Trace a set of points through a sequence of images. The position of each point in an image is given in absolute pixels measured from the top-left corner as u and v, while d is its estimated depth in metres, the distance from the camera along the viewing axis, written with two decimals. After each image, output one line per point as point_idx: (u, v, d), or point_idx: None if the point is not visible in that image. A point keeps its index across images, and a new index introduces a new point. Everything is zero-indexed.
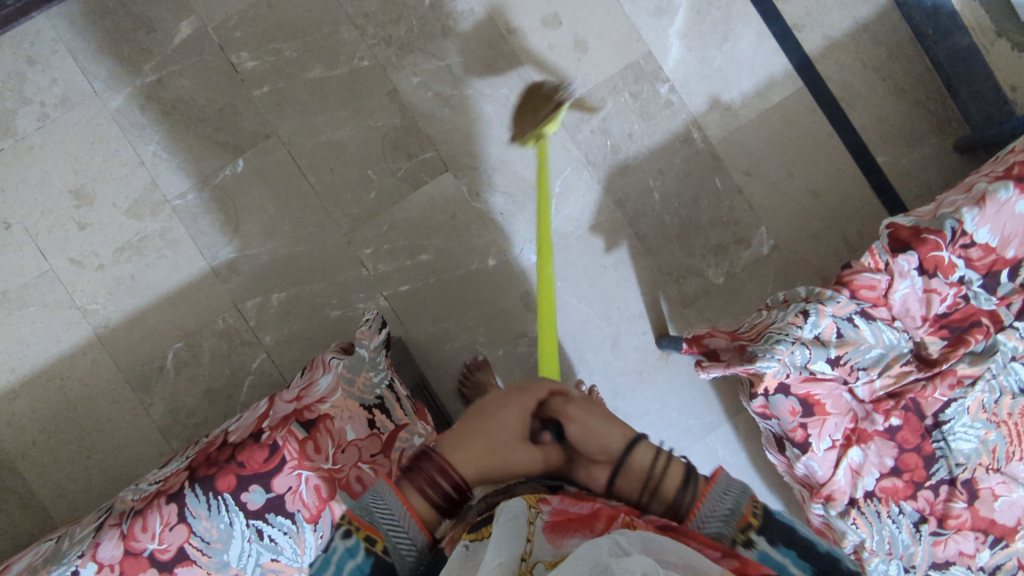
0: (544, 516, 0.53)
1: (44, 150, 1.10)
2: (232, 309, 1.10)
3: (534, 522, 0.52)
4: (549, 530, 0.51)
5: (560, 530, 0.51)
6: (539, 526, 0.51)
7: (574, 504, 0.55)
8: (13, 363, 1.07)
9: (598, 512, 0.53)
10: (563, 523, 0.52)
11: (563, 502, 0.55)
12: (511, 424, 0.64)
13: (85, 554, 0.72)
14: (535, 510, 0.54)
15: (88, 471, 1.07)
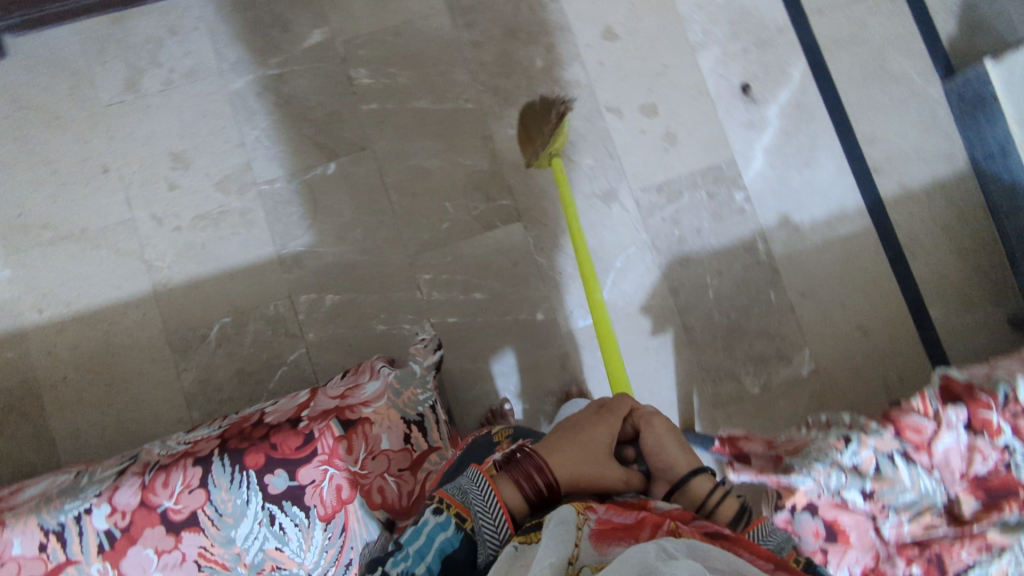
0: (591, 523, 0.59)
1: (159, 111, 1.17)
2: (285, 298, 1.13)
3: (582, 528, 0.59)
4: (596, 537, 0.58)
5: (606, 538, 0.58)
6: (586, 534, 0.58)
7: (617, 513, 0.62)
8: (70, 297, 1.11)
9: (643, 522, 0.60)
10: (608, 531, 0.59)
11: (608, 513, 0.62)
12: (590, 425, 0.73)
13: (101, 496, 0.73)
14: (583, 516, 0.60)
15: (107, 420, 1.08)
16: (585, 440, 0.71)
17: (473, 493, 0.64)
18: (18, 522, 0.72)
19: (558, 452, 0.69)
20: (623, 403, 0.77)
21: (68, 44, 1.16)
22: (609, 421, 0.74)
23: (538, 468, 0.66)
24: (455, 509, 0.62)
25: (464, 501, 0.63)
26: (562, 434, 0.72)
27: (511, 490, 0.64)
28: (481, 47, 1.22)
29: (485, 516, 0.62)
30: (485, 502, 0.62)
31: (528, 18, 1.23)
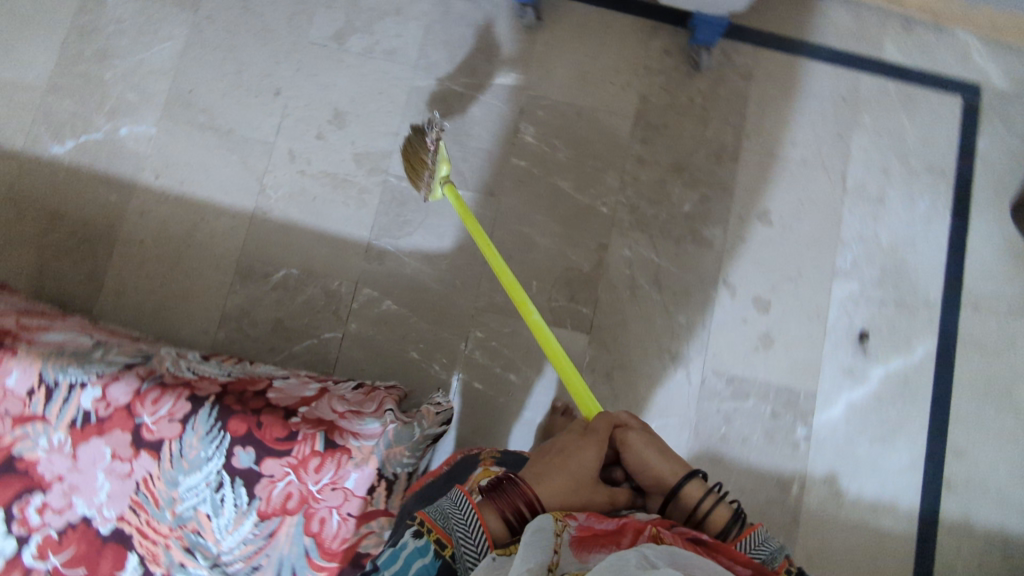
0: (570, 530, 0.60)
1: (347, 69, 1.24)
2: (351, 283, 1.16)
3: (561, 535, 0.59)
4: (575, 545, 0.58)
5: (586, 544, 0.58)
6: (566, 540, 0.58)
7: (600, 520, 0.62)
8: (186, 180, 1.18)
9: (624, 527, 0.61)
10: (590, 538, 0.59)
11: (588, 519, 0.62)
12: (576, 446, 0.74)
13: (100, 378, 0.76)
14: (563, 522, 0.61)
15: (151, 297, 1.14)
16: (571, 463, 0.71)
17: (456, 518, 0.63)
18: (25, 357, 0.76)
19: (544, 479, 0.69)
20: (607, 420, 0.78)
21: None
22: (596, 441, 0.75)
23: (523, 490, 0.64)
24: (436, 535, 0.62)
25: (446, 526, 0.62)
26: (549, 459, 0.72)
27: (493, 516, 0.62)
28: (644, 164, 1.22)
29: (465, 537, 0.61)
30: (466, 529, 0.61)
31: (700, 163, 1.22)
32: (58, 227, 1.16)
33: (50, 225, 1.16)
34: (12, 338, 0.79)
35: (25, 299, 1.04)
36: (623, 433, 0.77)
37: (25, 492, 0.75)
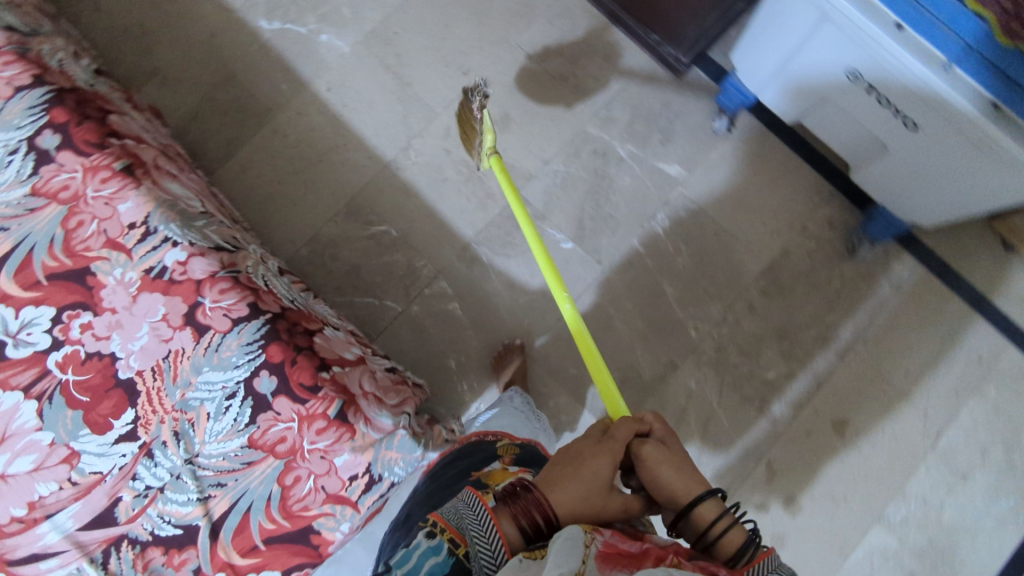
0: (597, 544, 0.47)
1: (535, 84, 1.26)
2: (433, 271, 1.17)
3: (589, 547, 0.47)
4: (602, 560, 0.45)
5: (609, 562, 0.45)
6: (593, 553, 0.46)
7: (625, 540, 0.49)
8: (350, 105, 1.23)
9: (648, 552, 0.47)
10: (614, 556, 0.46)
11: (614, 537, 0.49)
12: (588, 449, 0.60)
13: (190, 246, 0.81)
14: (590, 535, 0.48)
15: (265, 188, 1.19)
16: (586, 470, 0.57)
17: (469, 516, 0.52)
18: (143, 195, 0.83)
19: (551, 484, 0.56)
20: (625, 425, 0.62)
21: None
22: (611, 445, 0.60)
23: (537, 496, 0.54)
24: (450, 534, 0.51)
25: (460, 525, 0.51)
26: (556, 467, 0.59)
27: (507, 522, 0.52)
28: (751, 313, 1.18)
29: (480, 539, 0.50)
30: (479, 530, 0.50)
31: (805, 341, 1.16)
32: (226, 90, 1.23)
33: (221, 85, 1.23)
34: (143, 171, 0.86)
35: (167, 136, 1.10)
36: (637, 442, 0.61)
37: (81, 307, 0.79)
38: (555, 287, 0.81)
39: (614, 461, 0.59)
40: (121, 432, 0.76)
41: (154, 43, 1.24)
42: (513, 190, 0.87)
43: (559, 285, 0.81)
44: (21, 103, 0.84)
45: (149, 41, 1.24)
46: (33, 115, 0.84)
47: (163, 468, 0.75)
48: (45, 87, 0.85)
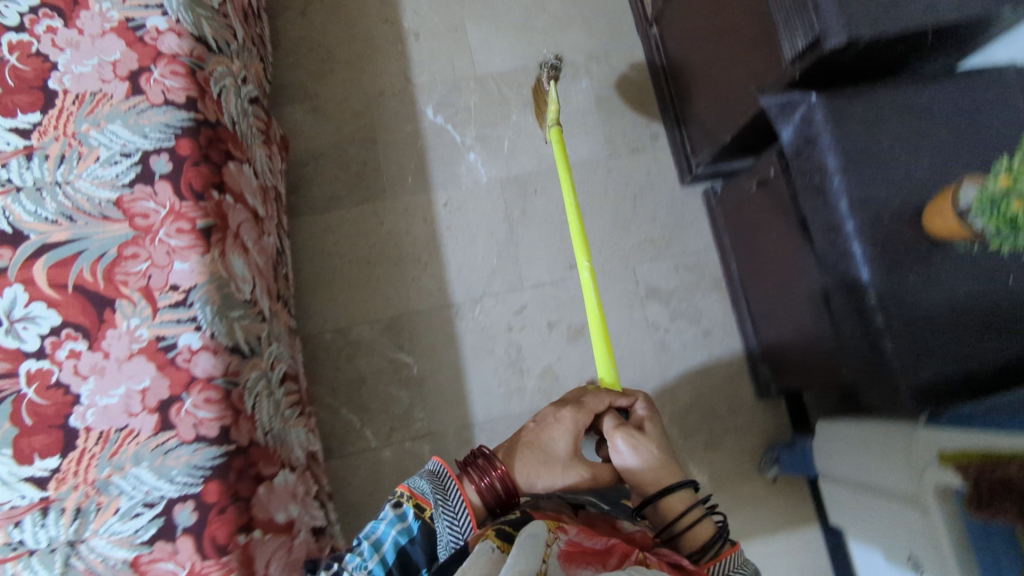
0: (561, 542, 0.58)
1: (626, 317, 1.20)
2: (424, 430, 1.11)
3: (551, 547, 0.57)
4: (563, 559, 0.56)
5: (575, 559, 0.57)
6: (557, 551, 0.56)
7: (590, 538, 0.60)
8: (452, 231, 1.19)
9: (614, 548, 0.59)
10: (579, 553, 0.57)
11: (580, 534, 0.61)
12: (557, 422, 0.83)
13: (209, 337, 0.79)
14: (556, 534, 0.59)
15: (334, 259, 1.17)
16: (546, 444, 0.81)
17: (429, 487, 0.71)
18: (203, 264, 0.80)
19: (519, 459, 0.79)
20: (596, 399, 0.86)
21: (695, 239, 1.23)
22: (576, 426, 0.82)
23: (490, 472, 0.73)
24: (416, 501, 0.70)
25: (425, 492, 0.71)
26: (526, 444, 0.81)
27: (473, 491, 0.73)
28: None
29: (449, 507, 0.69)
30: (439, 499, 0.70)
31: None
32: (358, 149, 1.21)
33: (357, 142, 1.21)
34: (220, 237, 0.83)
35: (279, 174, 1.08)
36: (609, 424, 0.83)
37: (82, 332, 0.78)
38: (579, 247, 0.96)
39: (575, 441, 0.82)
40: (35, 473, 0.74)
41: (327, 72, 1.24)
42: (560, 152, 1.01)
43: (583, 245, 0.96)
44: (161, 116, 0.83)
45: (324, 67, 1.24)
46: (163, 134, 0.83)
47: (45, 533, 0.72)
48: (190, 113, 0.84)
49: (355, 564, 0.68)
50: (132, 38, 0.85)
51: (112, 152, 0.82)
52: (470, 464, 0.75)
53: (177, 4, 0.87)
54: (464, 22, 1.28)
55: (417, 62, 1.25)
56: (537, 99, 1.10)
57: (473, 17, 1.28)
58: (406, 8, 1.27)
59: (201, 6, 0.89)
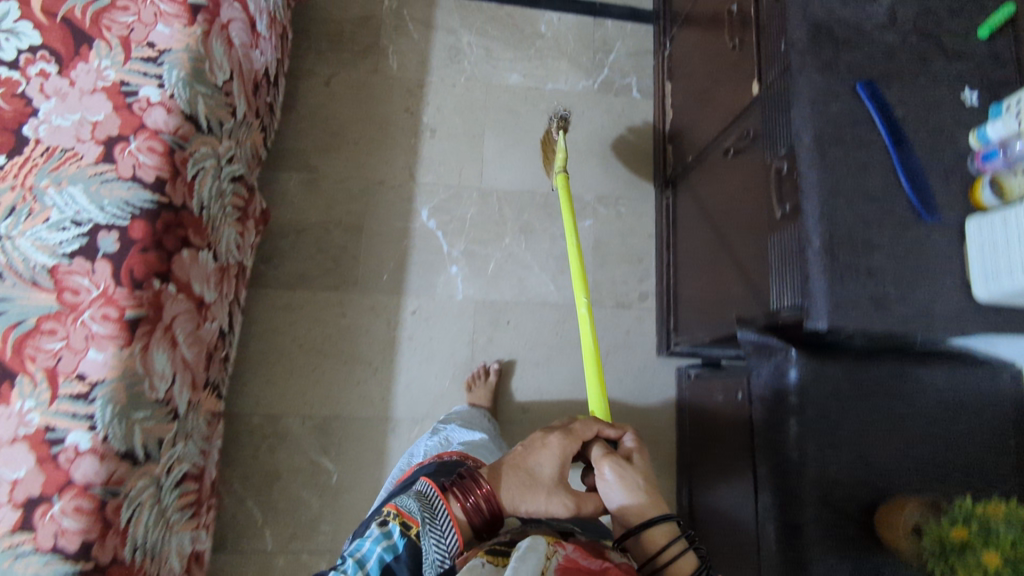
0: (557, 558, 0.52)
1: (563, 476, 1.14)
2: (325, 545, 1.06)
3: (550, 558, 0.52)
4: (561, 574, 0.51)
5: None
6: (552, 566, 0.51)
7: (586, 556, 0.54)
8: (412, 342, 1.15)
9: (607, 572, 0.52)
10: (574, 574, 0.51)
11: (574, 554, 0.54)
12: (540, 444, 0.65)
13: (101, 441, 0.73)
14: (552, 548, 0.53)
15: (284, 340, 1.12)
16: (528, 464, 0.63)
17: (417, 503, 0.58)
18: (119, 359, 0.75)
19: (494, 475, 0.62)
20: (582, 422, 0.68)
21: (656, 411, 1.18)
22: (562, 447, 0.64)
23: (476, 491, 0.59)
24: (401, 517, 0.58)
25: (412, 510, 0.58)
26: (506, 462, 0.64)
27: (460, 507, 0.59)
28: None
29: (434, 531, 0.56)
30: (428, 517, 0.57)
31: None
32: (341, 233, 1.18)
33: (343, 226, 1.18)
34: (148, 330, 0.78)
35: (249, 249, 1.04)
36: (595, 451, 0.64)
37: None
38: (578, 285, 0.97)
39: (557, 465, 0.63)
40: None
41: (334, 148, 1.21)
42: (566, 199, 1.02)
43: (580, 282, 0.97)
44: (124, 191, 0.79)
45: (333, 141, 1.21)
46: (120, 211, 0.79)
47: None
48: (155, 194, 0.81)
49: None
50: (120, 102, 0.82)
51: (63, 217, 0.78)
52: (468, 477, 0.61)
53: (176, 78, 0.84)
54: (484, 131, 1.26)
55: (426, 160, 1.23)
56: (546, 139, 1.10)
57: (494, 128, 1.26)
58: (430, 103, 1.25)
59: (201, 83, 0.87)
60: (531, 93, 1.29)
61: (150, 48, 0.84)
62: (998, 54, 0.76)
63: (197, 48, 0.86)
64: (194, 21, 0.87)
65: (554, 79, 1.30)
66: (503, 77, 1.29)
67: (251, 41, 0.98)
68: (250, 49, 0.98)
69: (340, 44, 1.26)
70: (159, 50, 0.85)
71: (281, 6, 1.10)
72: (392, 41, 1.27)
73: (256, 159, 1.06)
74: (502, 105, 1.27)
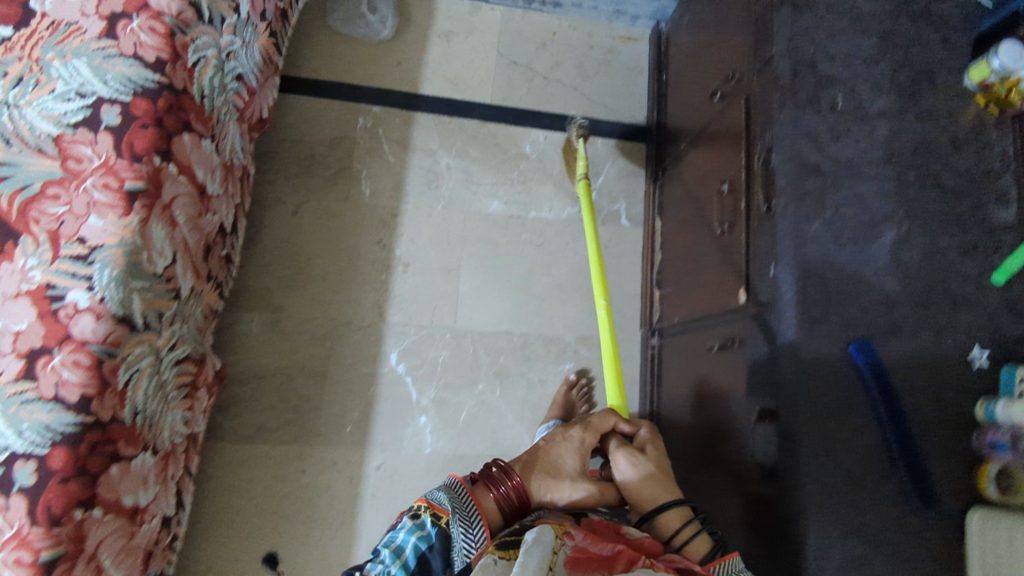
0: (567, 548, 0.55)
1: None
2: None
3: (557, 553, 0.53)
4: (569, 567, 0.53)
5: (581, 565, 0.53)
6: (562, 559, 0.53)
7: (596, 543, 0.56)
8: (375, 501, 1.09)
9: (619, 555, 0.55)
10: (585, 560, 0.53)
11: (585, 539, 0.56)
12: (564, 443, 0.73)
13: None
14: (560, 539, 0.55)
15: (239, 498, 1.06)
16: (552, 458, 0.72)
17: (446, 496, 0.60)
18: None
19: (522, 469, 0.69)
20: (601, 417, 0.77)
21: None
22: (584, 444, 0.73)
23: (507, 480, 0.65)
24: (431, 509, 0.58)
25: (441, 501, 0.60)
26: (533, 453, 0.72)
27: (488, 502, 0.63)
28: None
29: (465, 525, 0.58)
30: (457, 508, 0.59)
31: None
32: (303, 379, 1.12)
33: (305, 371, 1.13)
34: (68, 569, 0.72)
35: (202, 415, 0.99)
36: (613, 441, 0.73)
37: None
38: (596, 286, 1.01)
39: (580, 458, 0.73)
40: None
41: (299, 285, 1.15)
42: (587, 208, 1.06)
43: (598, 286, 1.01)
44: (43, 414, 0.73)
45: (298, 277, 1.15)
46: (39, 437, 0.72)
47: None
48: (79, 414, 0.74)
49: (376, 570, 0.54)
50: (45, 308, 0.75)
51: None
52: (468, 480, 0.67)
53: (108, 278, 0.77)
54: (461, 264, 1.18)
55: (397, 297, 1.16)
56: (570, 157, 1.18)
57: (471, 261, 1.18)
58: (403, 234, 1.18)
59: (138, 277, 0.80)
60: (512, 221, 1.20)
61: (80, 244, 0.77)
62: (1015, 303, 0.67)
63: (133, 240, 0.79)
64: (131, 210, 0.79)
65: (536, 205, 1.21)
66: (483, 203, 1.20)
67: (200, 208, 0.91)
68: (201, 215, 0.91)
69: (310, 168, 1.18)
70: (90, 246, 0.77)
71: (241, 149, 1.02)
72: (365, 164, 1.19)
73: (210, 319, 1.00)
74: (480, 235, 1.19)
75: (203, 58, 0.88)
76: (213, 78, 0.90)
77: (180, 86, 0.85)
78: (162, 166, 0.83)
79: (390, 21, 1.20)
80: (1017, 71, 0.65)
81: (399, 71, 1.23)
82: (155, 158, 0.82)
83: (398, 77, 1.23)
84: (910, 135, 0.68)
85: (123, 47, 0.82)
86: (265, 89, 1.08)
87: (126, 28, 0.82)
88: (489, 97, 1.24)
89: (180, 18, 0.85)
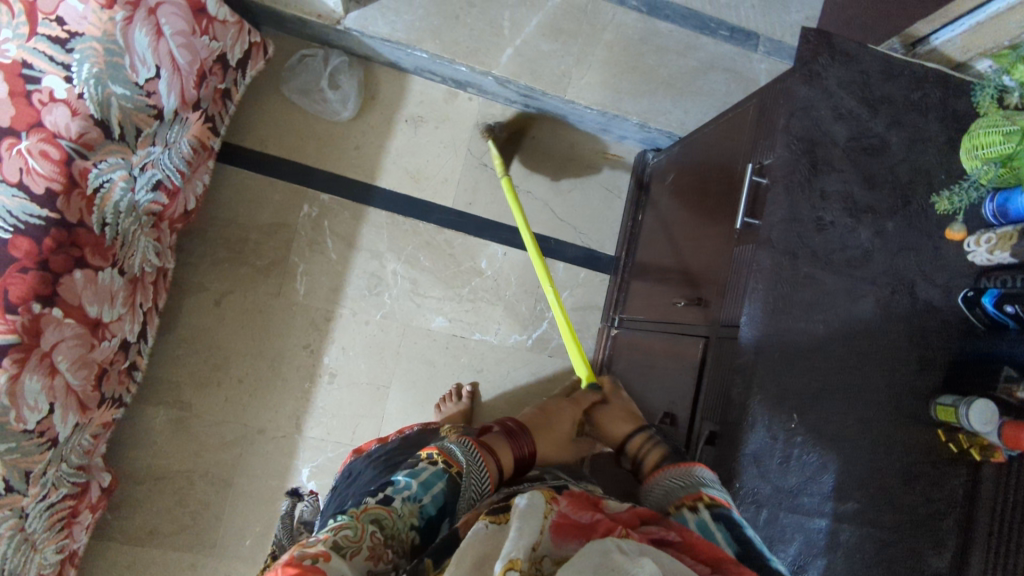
0: (551, 513, 0.44)
1: None
2: None
3: (545, 517, 0.43)
4: (554, 530, 0.42)
5: (564, 532, 0.43)
6: (546, 521, 0.43)
7: (578, 508, 0.45)
8: None
9: (598, 521, 0.45)
10: (567, 526, 0.43)
11: (568, 505, 0.46)
12: (558, 408, 0.75)
13: None
14: (547, 504, 0.44)
15: None
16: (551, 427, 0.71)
17: (460, 447, 0.57)
18: None
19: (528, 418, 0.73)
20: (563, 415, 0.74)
21: None
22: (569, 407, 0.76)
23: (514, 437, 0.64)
24: (442, 458, 0.55)
25: (453, 453, 0.56)
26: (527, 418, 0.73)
27: (503, 455, 0.60)
28: None
29: (473, 476, 0.54)
30: (473, 462, 0.55)
31: None
32: (205, 486, 1.04)
33: (208, 477, 1.04)
34: None
35: (83, 532, 0.91)
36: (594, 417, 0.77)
37: None
38: (540, 272, 0.92)
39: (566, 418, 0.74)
40: None
41: (213, 384, 1.06)
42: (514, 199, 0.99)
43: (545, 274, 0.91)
44: None
45: (213, 375, 1.06)
46: None
47: None
48: None
49: (406, 493, 0.50)
50: None
51: None
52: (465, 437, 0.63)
53: None
54: (391, 382, 1.10)
55: (317, 410, 1.07)
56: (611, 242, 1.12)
57: (402, 382, 1.10)
58: (334, 342, 1.09)
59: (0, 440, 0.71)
60: (454, 342, 1.12)
61: None
62: None
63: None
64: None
65: (483, 328, 1.13)
66: (426, 318, 1.11)
67: (92, 342, 0.81)
68: (92, 348, 0.81)
69: (240, 255, 1.07)
70: None
71: (154, 254, 0.91)
72: (303, 259, 1.09)
73: (101, 437, 0.91)
74: (417, 354, 1.11)
75: (108, 182, 0.77)
76: (120, 202, 0.79)
77: (75, 219, 0.74)
78: (44, 312, 0.73)
79: (353, 101, 1.09)
80: (986, 433, 0.59)
81: (357, 157, 1.11)
82: (35, 305, 0.71)
83: (354, 165, 1.11)
84: (853, 465, 0.63)
85: (6, 173, 0.69)
86: (194, 179, 0.96)
87: (12, 149, 0.69)
88: (452, 201, 1.13)
89: (80, 140, 0.72)
